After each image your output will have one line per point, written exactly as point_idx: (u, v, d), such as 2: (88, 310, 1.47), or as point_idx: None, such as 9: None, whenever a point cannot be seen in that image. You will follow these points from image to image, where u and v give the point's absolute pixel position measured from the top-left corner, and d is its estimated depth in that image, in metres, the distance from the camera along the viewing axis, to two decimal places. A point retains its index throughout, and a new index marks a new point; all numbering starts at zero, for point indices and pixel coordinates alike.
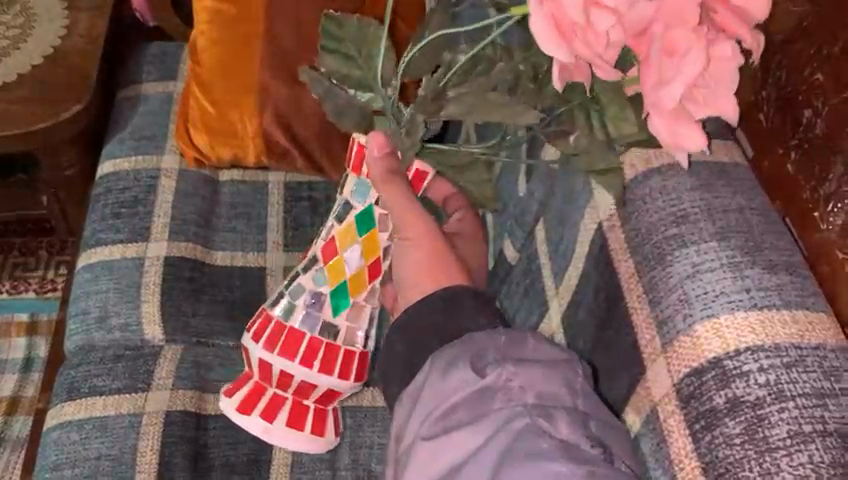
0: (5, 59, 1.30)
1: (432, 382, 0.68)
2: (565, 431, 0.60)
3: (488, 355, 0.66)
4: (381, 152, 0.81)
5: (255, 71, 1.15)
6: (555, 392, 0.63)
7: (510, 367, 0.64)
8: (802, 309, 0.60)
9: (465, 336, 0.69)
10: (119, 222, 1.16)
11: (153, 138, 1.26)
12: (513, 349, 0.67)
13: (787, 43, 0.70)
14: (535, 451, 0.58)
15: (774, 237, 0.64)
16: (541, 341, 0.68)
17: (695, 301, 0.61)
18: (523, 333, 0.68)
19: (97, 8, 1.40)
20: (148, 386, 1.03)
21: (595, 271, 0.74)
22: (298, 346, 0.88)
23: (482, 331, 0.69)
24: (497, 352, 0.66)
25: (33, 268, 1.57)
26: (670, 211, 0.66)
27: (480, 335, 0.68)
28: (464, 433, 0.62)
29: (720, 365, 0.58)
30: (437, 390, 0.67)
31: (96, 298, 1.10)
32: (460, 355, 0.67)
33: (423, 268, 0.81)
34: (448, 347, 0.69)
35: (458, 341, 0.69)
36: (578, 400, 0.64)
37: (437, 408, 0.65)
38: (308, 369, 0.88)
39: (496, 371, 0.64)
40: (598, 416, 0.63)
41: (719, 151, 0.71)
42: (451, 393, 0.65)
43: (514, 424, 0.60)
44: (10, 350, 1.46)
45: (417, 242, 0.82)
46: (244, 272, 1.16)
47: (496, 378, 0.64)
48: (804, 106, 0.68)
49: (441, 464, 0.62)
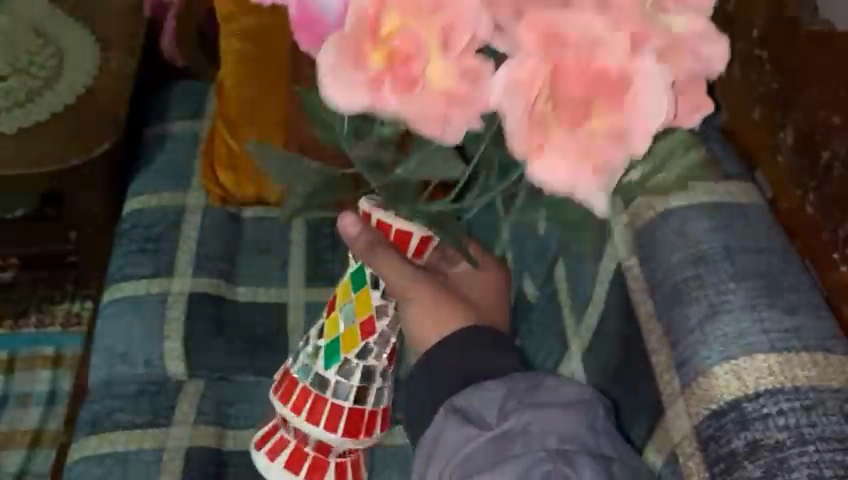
0: (37, 98, 1.33)
1: (450, 428, 0.67)
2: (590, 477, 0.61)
3: (508, 402, 0.67)
4: (358, 237, 0.76)
5: (277, 107, 1.19)
6: (575, 434, 0.64)
7: (529, 412, 0.65)
8: (823, 351, 0.59)
9: (482, 385, 0.69)
10: (145, 258, 1.19)
11: (180, 177, 1.30)
12: (529, 394, 0.67)
13: (804, 84, 0.71)
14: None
15: (793, 278, 0.64)
16: (560, 380, 0.69)
17: (714, 343, 0.61)
18: (541, 375, 0.70)
19: (128, 48, 1.43)
20: (170, 421, 1.04)
21: (615, 310, 0.75)
22: (311, 405, 0.86)
23: (498, 379, 0.69)
24: (517, 399, 0.67)
25: (58, 301, 1.63)
26: (689, 251, 0.66)
27: (500, 386, 0.68)
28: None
29: (739, 408, 0.57)
30: (455, 440, 0.66)
31: (119, 334, 1.12)
32: (478, 408, 0.68)
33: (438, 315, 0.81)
34: (464, 396, 0.69)
35: (473, 392, 0.69)
36: (600, 441, 0.65)
37: (455, 454, 0.65)
38: (334, 434, 0.86)
39: (513, 416, 0.65)
40: (619, 456, 0.64)
41: (737, 193, 0.71)
42: (466, 440, 0.65)
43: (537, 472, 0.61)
44: (36, 382, 1.52)
45: (416, 302, 0.80)
46: (266, 307, 1.18)
47: (513, 423, 0.65)
48: (822, 148, 0.68)
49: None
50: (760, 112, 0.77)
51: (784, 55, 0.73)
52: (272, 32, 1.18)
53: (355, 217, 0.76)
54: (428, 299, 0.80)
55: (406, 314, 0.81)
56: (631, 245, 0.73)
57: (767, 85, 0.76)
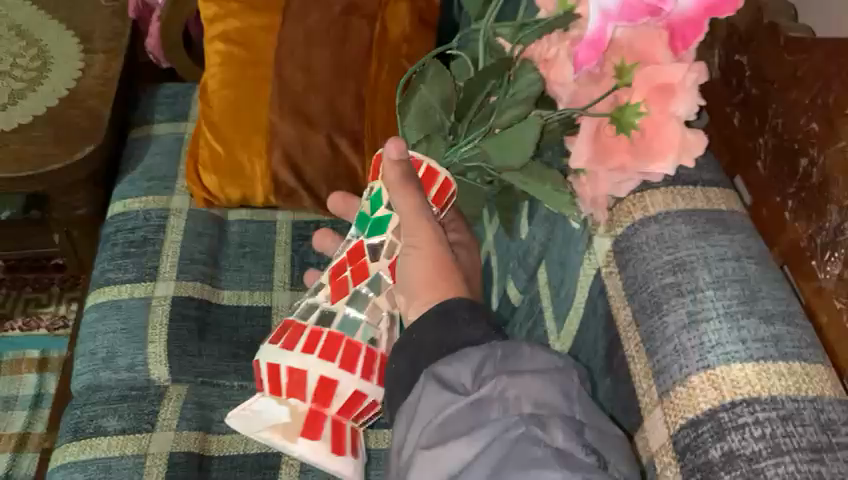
0: (20, 101, 1.32)
1: (428, 395, 0.67)
2: (561, 439, 0.59)
3: (486, 368, 0.66)
4: (395, 164, 0.80)
5: (265, 112, 1.18)
6: (551, 400, 0.63)
7: (505, 378, 0.64)
8: (799, 360, 0.59)
9: (459, 353, 0.68)
10: (128, 261, 1.18)
11: (164, 179, 1.29)
12: (507, 362, 0.66)
13: (781, 91, 0.71)
14: (532, 459, 0.57)
15: (770, 285, 0.64)
16: (536, 349, 0.67)
17: (691, 352, 0.61)
18: (518, 344, 0.68)
19: (112, 51, 1.43)
20: (153, 426, 1.03)
21: (594, 317, 0.76)
22: (303, 337, 0.84)
23: (476, 346, 0.69)
24: (493, 365, 0.66)
25: (45, 304, 1.64)
26: (669, 259, 0.66)
27: (475, 352, 0.67)
28: (459, 443, 0.61)
29: (716, 418, 0.57)
30: (434, 406, 0.66)
31: (103, 338, 1.12)
32: (455, 373, 0.67)
33: (433, 278, 0.80)
34: (444, 364, 0.68)
35: (451, 359, 0.68)
36: (574, 406, 0.63)
37: (433, 419, 0.65)
38: (331, 363, 0.83)
39: (490, 382, 0.64)
40: (592, 424, 0.62)
41: (716, 199, 0.71)
42: (444, 405, 0.65)
43: (509, 434, 0.60)
44: (21, 385, 1.51)
45: (420, 249, 0.81)
46: (251, 311, 1.17)
47: (491, 389, 0.64)
48: (801, 155, 0.68)
49: (441, 471, 0.61)
50: (740, 117, 0.77)
51: (764, 61, 0.73)
52: (258, 33, 1.18)
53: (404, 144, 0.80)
54: (433, 250, 0.81)
55: (406, 259, 0.82)
56: (609, 249, 0.73)
57: (747, 91, 0.75)
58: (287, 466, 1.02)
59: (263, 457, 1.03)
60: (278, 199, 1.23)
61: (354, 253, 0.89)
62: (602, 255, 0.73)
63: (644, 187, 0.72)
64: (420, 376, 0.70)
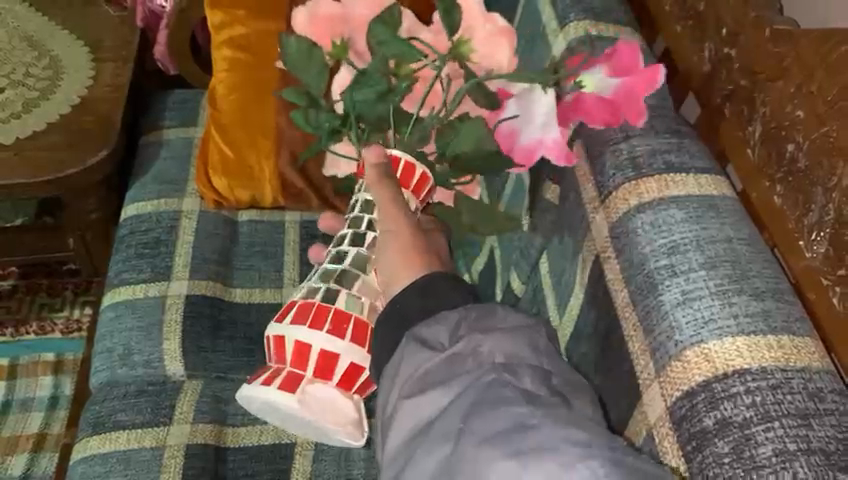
0: (34, 109, 1.36)
1: (408, 355, 0.70)
2: (529, 383, 0.63)
3: (461, 329, 0.70)
4: (376, 165, 0.86)
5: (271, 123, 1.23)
6: (519, 352, 0.67)
7: (477, 335, 0.68)
8: (788, 334, 0.62)
9: (438, 316, 0.73)
10: (142, 262, 1.22)
11: (175, 182, 1.32)
12: (481, 321, 0.70)
13: (769, 81, 0.74)
14: (502, 398, 0.61)
15: (760, 264, 0.67)
16: (508, 310, 0.71)
17: (685, 328, 0.64)
18: (491, 306, 0.72)
19: (122, 59, 1.46)
20: (170, 420, 1.07)
21: (593, 301, 0.79)
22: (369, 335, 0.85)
23: (454, 310, 0.73)
24: (468, 326, 0.70)
25: (59, 308, 1.67)
26: (663, 242, 0.69)
27: (452, 313, 0.72)
28: (436, 392, 0.65)
29: (709, 388, 0.60)
30: (412, 362, 0.69)
31: (119, 336, 1.15)
32: (433, 333, 0.71)
33: (403, 255, 0.83)
34: (423, 327, 0.72)
35: (431, 322, 0.72)
36: (542, 359, 0.68)
37: (413, 373, 0.68)
38: None
39: (464, 340, 0.68)
40: (560, 373, 0.67)
41: (707, 186, 0.74)
42: (422, 361, 0.69)
43: (482, 380, 0.63)
44: (37, 388, 1.54)
45: (395, 230, 0.84)
46: (262, 308, 1.21)
47: (465, 344, 0.68)
48: (787, 140, 0.71)
49: (420, 416, 0.65)
50: (730, 108, 0.80)
51: (753, 52, 0.76)
52: (265, 40, 1.23)
53: (380, 147, 0.87)
54: (410, 231, 0.84)
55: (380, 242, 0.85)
56: (607, 235, 0.76)
57: (737, 82, 0.79)
58: (300, 456, 1.05)
59: (276, 447, 1.06)
60: (286, 199, 1.27)
61: None
62: (601, 240, 0.77)
63: (639, 175, 0.75)
64: (402, 339, 0.74)
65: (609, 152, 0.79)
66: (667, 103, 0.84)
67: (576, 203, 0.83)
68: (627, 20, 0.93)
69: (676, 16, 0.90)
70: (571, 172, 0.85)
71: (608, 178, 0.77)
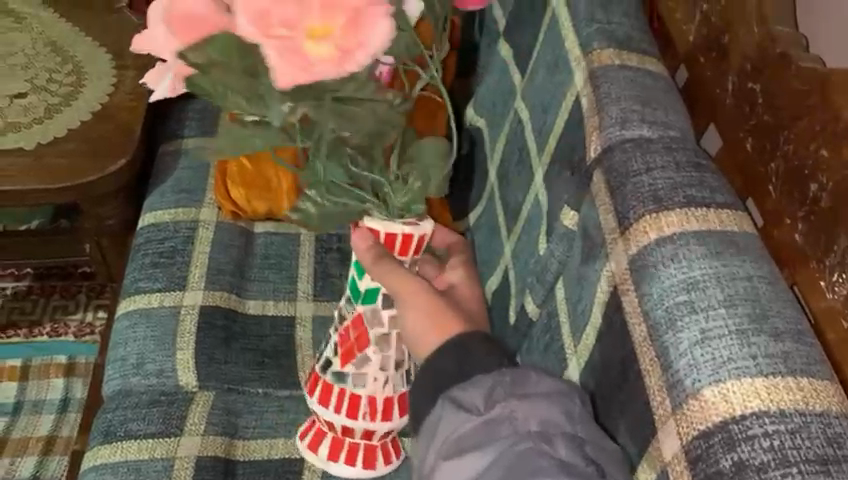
0: (56, 115, 1.37)
1: (447, 416, 0.74)
2: (564, 451, 0.66)
3: (497, 393, 0.73)
4: (370, 249, 0.96)
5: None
6: (553, 419, 0.69)
7: (513, 401, 0.70)
8: (808, 376, 0.62)
9: (473, 380, 0.76)
10: (158, 271, 1.23)
11: (193, 192, 1.33)
12: (516, 386, 0.73)
13: (794, 118, 0.74)
14: (537, 468, 0.64)
15: (781, 305, 0.67)
16: (542, 375, 0.74)
17: (703, 367, 0.64)
18: (525, 371, 0.74)
19: (144, 66, 1.48)
20: (181, 431, 1.07)
21: (609, 332, 0.79)
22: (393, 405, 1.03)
23: (488, 374, 0.76)
24: (503, 390, 0.73)
25: (72, 311, 1.68)
26: (682, 278, 0.69)
27: (487, 379, 0.75)
28: (472, 456, 0.68)
29: (726, 429, 0.60)
30: (452, 424, 0.73)
31: (133, 345, 1.16)
32: (470, 396, 0.74)
33: (432, 320, 0.94)
34: (458, 389, 0.76)
35: (466, 385, 0.76)
36: (577, 426, 0.69)
37: (452, 435, 0.72)
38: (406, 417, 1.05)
39: (500, 405, 0.71)
40: (593, 439, 0.68)
41: (728, 221, 0.74)
42: (459, 424, 0.72)
43: (517, 447, 0.66)
44: (49, 390, 1.55)
45: (412, 306, 0.95)
46: (275, 321, 1.21)
47: (501, 410, 0.70)
48: (810, 180, 0.71)
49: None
50: (752, 143, 0.80)
51: (776, 90, 0.76)
52: None
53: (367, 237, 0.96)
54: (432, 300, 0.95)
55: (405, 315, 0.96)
56: (626, 267, 0.76)
57: (759, 117, 0.79)
58: (309, 471, 1.05)
59: (287, 462, 1.06)
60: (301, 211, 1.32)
61: (355, 321, 1.00)
62: (620, 271, 0.76)
63: (660, 208, 0.75)
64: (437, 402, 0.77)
65: (630, 184, 0.79)
66: (687, 135, 0.84)
67: (596, 231, 0.83)
68: (650, 50, 0.92)
69: (699, 47, 0.90)
70: (591, 201, 0.84)
71: (628, 210, 0.77)
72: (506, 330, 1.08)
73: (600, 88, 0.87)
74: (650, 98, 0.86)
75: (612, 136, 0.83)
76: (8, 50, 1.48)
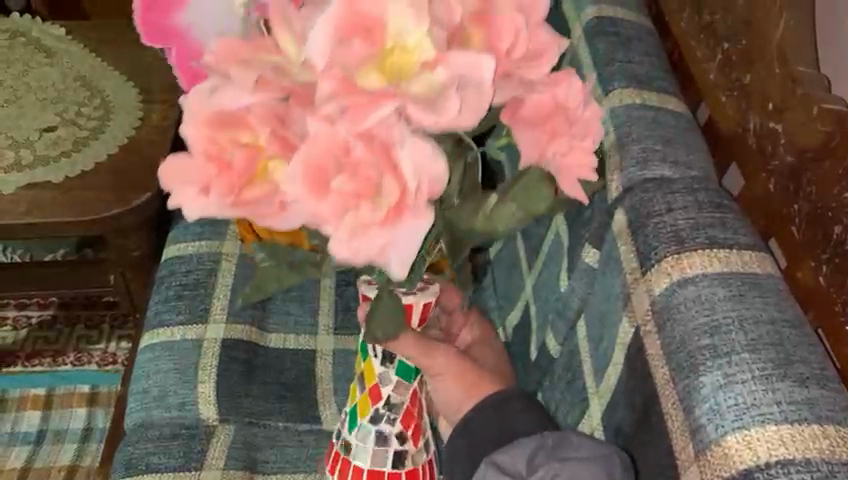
0: (83, 148, 1.39)
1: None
2: None
3: (537, 457, 0.72)
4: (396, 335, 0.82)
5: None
6: None
7: (555, 464, 0.70)
8: (834, 424, 0.61)
9: (514, 443, 0.74)
10: (181, 303, 1.23)
11: (216, 225, 1.35)
12: (557, 450, 0.72)
13: (817, 160, 0.73)
14: None
15: (806, 350, 0.66)
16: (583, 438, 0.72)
17: (726, 412, 0.63)
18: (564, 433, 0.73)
19: (171, 100, 1.50)
20: (201, 465, 1.08)
21: (632, 373, 0.78)
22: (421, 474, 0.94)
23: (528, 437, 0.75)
24: (545, 454, 0.72)
25: (96, 340, 1.69)
26: (704, 320, 0.69)
27: (530, 441, 0.73)
28: None
29: (751, 477, 0.59)
30: None
31: (155, 377, 1.16)
32: (510, 459, 0.73)
33: (467, 382, 0.89)
34: (499, 453, 0.74)
35: (504, 449, 0.74)
36: None
37: None
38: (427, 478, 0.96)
39: (542, 468, 0.70)
40: None
41: (751, 262, 0.74)
42: None
43: None
44: (72, 419, 1.57)
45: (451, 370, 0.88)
46: (296, 354, 1.22)
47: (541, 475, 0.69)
48: (834, 222, 0.70)
49: None
50: (775, 183, 0.80)
51: (798, 130, 0.76)
52: None
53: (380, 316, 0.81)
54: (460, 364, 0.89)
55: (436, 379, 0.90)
56: (648, 308, 0.75)
57: (782, 158, 0.78)
58: None
59: None
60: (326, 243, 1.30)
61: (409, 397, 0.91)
62: (642, 311, 0.76)
63: (683, 248, 0.75)
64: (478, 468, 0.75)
65: (652, 224, 0.78)
66: (708, 174, 0.84)
67: (618, 269, 0.82)
68: (671, 89, 0.93)
69: (720, 86, 0.90)
70: (612, 239, 0.84)
71: (651, 250, 0.77)
72: (527, 367, 1.07)
73: (621, 126, 0.87)
74: (672, 137, 0.86)
75: (633, 175, 0.83)
76: (39, 83, 1.51)
